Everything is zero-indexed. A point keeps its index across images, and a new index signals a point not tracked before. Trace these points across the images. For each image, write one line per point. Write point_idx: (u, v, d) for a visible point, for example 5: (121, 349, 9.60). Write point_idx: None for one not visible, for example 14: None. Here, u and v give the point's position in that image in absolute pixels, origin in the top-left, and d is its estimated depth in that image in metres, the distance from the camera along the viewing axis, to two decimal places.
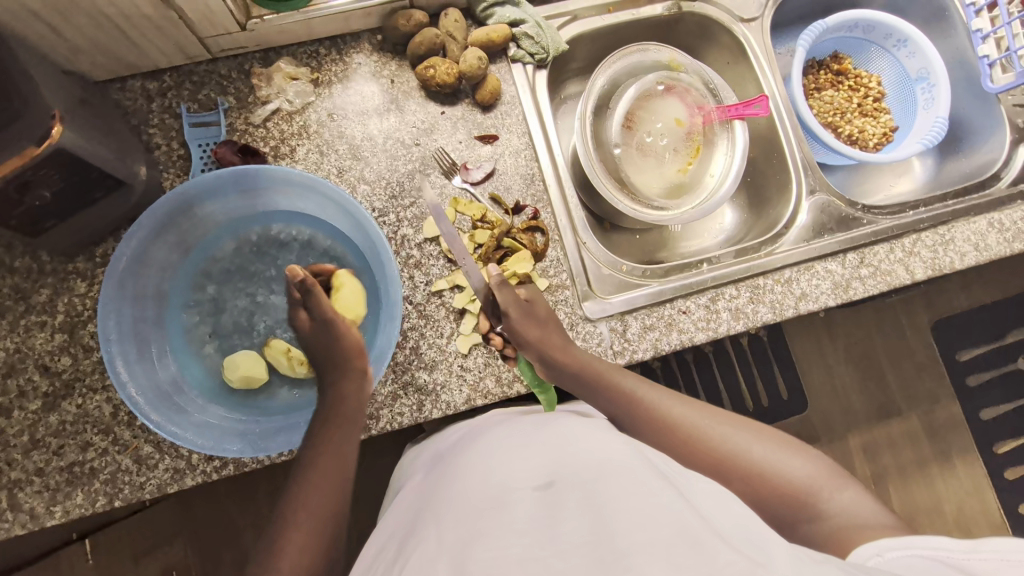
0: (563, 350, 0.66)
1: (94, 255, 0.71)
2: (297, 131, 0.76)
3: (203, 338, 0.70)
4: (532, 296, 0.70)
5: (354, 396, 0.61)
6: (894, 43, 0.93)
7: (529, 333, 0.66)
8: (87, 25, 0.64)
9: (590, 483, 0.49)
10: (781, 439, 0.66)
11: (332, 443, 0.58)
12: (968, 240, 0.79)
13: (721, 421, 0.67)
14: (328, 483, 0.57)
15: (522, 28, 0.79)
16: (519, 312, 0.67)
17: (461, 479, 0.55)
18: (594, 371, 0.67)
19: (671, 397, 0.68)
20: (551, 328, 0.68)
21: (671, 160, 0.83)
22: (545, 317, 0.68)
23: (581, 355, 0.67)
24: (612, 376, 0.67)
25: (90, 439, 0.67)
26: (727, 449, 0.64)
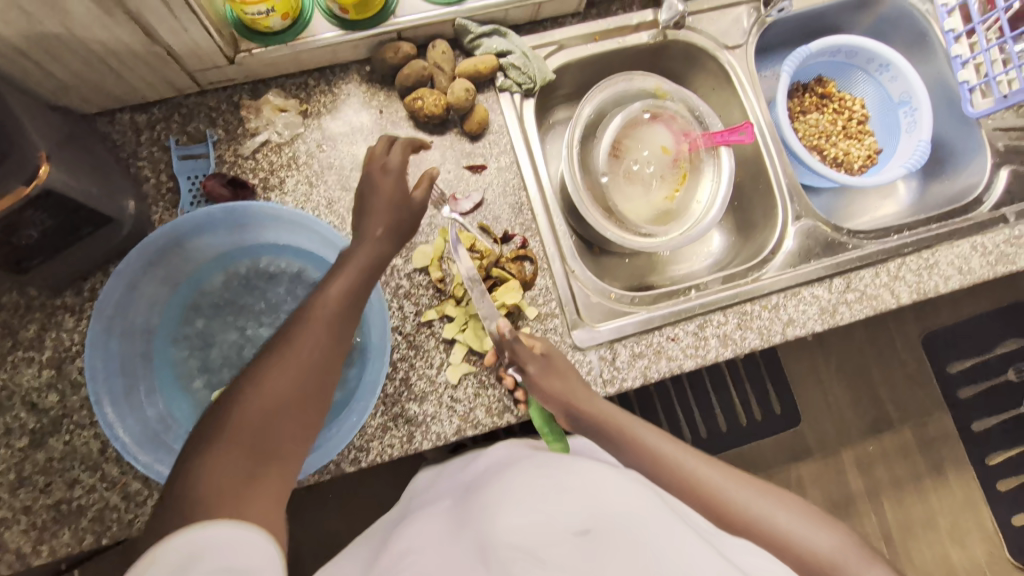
0: (586, 400, 0.69)
1: (82, 290, 0.71)
2: (285, 163, 0.76)
3: (192, 372, 0.69)
4: (548, 350, 0.70)
5: (364, 265, 0.58)
6: (877, 67, 0.94)
7: (552, 388, 0.67)
8: (75, 63, 0.64)
9: (623, 529, 0.50)
10: (797, 501, 0.68)
11: (331, 303, 0.55)
12: (952, 264, 0.80)
13: (752, 489, 0.68)
14: (324, 350, 0.53)
15: (508, 59, 0.79)
16: (537, 367, 0.68)
17: (495, 486, 0.59)
18: (613, 423, 0.70)
19: (691, 453, 0.70)
20: (569, 378, 0.69)
21: (658, 188, 0.84)
22: (563, 370, 0.69)
23: (602, 407, 0.70)
24: (630, 429, 0.70)
25: (77, 476, 0.66)
26: (747, 511, 0.65)
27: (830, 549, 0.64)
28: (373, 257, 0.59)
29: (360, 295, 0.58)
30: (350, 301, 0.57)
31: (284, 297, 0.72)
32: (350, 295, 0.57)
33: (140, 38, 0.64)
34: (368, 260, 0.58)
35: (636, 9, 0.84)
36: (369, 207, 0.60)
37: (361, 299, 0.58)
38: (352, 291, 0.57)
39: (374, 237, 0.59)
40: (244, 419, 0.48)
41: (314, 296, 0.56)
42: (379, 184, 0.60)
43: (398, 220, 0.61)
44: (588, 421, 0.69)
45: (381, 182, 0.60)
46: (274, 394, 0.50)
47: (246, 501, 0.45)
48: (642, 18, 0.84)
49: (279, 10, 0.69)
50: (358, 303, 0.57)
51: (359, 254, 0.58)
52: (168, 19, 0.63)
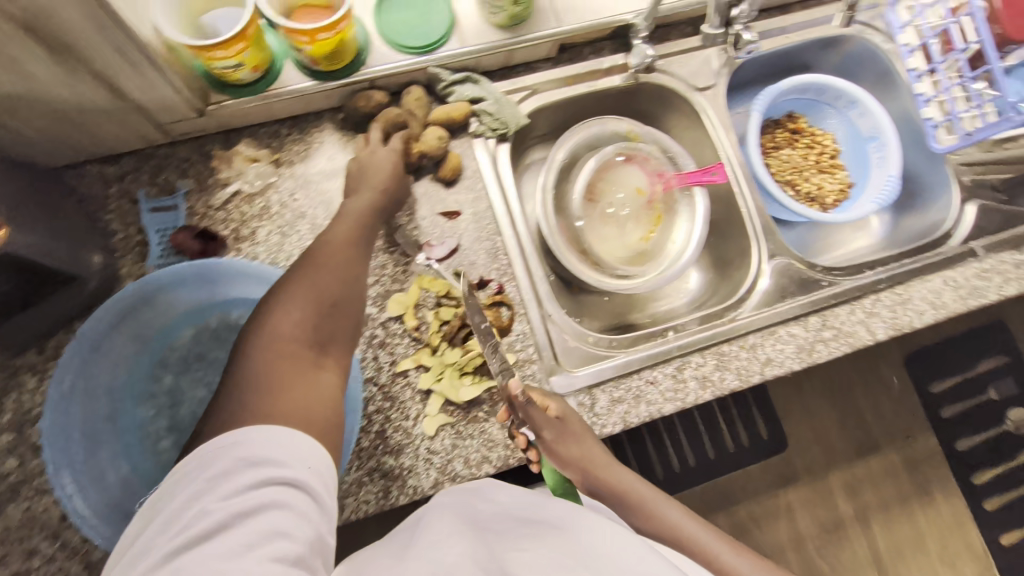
0: (604, 468, 0.66)
1: (45, 348, 0.69)
2: (258, 213, 0.76)
3: (158, 433, 0.67)
4: (564, 412, 0.68)
5: (369, 203, 0.66)
6: (845, 104, 0.96)
7: (568, 453, 0.65)
8: (39, 121, 0.64)
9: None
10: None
11: (340, 233, 0.63)
12: (925, 299, 0.81)
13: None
14: (341, 271, 0.59)
15: (481, 105, 0.80)
16: (553, 432, 0.66)
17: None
18: (632, 496, 0.67)
19: (716, 538, 0.66)
20: (587, 441, 0.67)
21: (633, 229, 0.84)
22: (579, 432, 0.67)
23: (625, 481, 0.68)
24: (652, 508, 0.67)
25: (36, 545, 0.64)
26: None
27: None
28: (375, 195, 0.67)
29: (366, 225, 0.65)
30: (358, 231, 0.64)
31: None
32: (358, 224, 0.64)
33: (106, 94, 0.63)
34: (371, 198, 0.67)
35: (607, 53, 0.85)
36: (370, 163, 0.69)
37: (368, 229, 0.65)
38: (358, 222, 0.65)
39: (376, 181, 0.68)
40: (284, 332, 0.53)
41: (327, 230, 0.63)
42: (371, 157, 0.70)
43: (392, 171, 0.70)
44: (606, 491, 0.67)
45: (386, 153, 0.70)
46: (307, 298, 0.55)
47: (301, 400, 0.50)
48: (613, 62, 0.85)
49: (249, 64, 0.69)
50: (366, 232, 0.65)
51: (363, 191, 0.67)
52: (134, 76, 0.62)
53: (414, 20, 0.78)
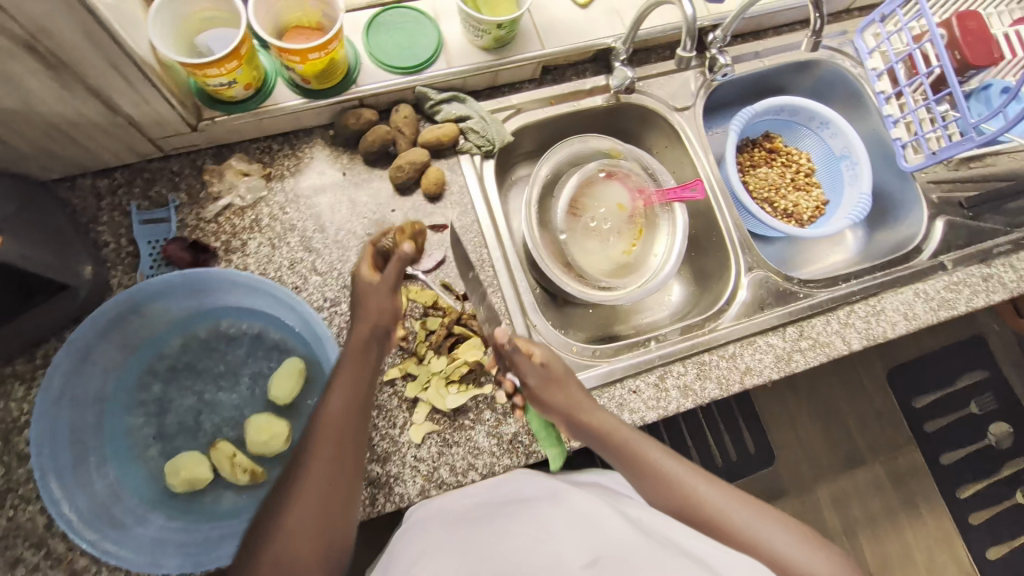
0: (588, 410, 0.67)
1: (34, 357, 0.70)
2: (248, 225, 0.77)
3: (146, 441, 0.67)
4: (548, 358, 0.69)
5: (364, 367, 0.61)
6: (818, 125, 1.00)
7: (551, 400, 0.67)
8: (35, 136, 0.65)
9: (634, 560, 0.50)
10: (797, 527, 0.63)
11: (337, 414, 0.58)
12: (897, 310, 0.84)
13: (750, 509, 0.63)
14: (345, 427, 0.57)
15: (467, 123, 0.83)
16: (536, 379, 0.68)
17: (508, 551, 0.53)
18: (617, 436, 0.67)
19: (696, 473, 0.66)
20: (571, 387, 0.68)
21: (615, 242, 0.87)
22: (562, 378, 0.68)
23: (614, 425, 0.67)
24: (639, 449, 0.66)
25: (20, 554, 0.65)
26: (750, 542, 0.60)
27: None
28: (370, 363, 0.62)
29: (362, 397, 0.60)
30: (356, 404, 0.59)
31: (244, 359, 0.72)
32: (354, 403, 0.59)
33: (100, 109, 0.65)
34: (364, 359, 0.61)
35: (589, 75, 0.89)
36: (368, 321, 0.61)
37: (365, 402, 0.60)
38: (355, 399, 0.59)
39: (362, 342, 0.61)
40: (293, 519, 0.53)
41: (319, 412, 0.58)
42: (366, 294, 0.62)
43: (380, 330, 0.62)
44: (591, 431, 0.67)
45: (376, 302, 0.61)
46: (315, 474, 0.55)
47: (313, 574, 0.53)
48: (595, 83, 0.89)
49: (241, 82, 0.71)
50: (363, 409, 0.60)
51: (353, 359, 0.60)
52: (128, 91, 0.64)
53: (403, 41, 0.80)
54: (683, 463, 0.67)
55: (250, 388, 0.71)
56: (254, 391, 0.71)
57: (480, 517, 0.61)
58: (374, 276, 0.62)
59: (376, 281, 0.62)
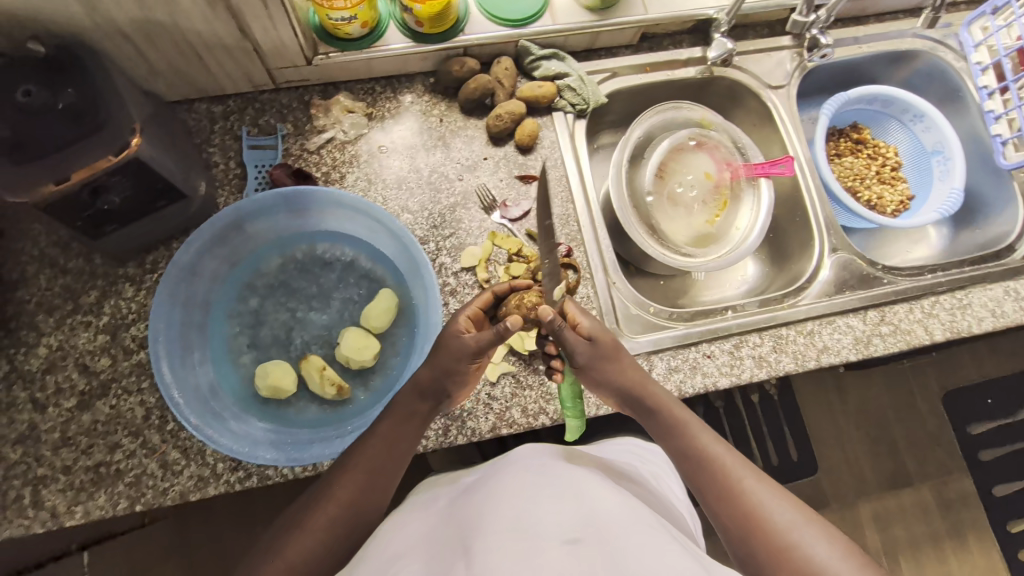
0: (642, 387, 0.67)
1: (143, 262, 0.75)
2: (347, 160, 0.80)
3: (241, 348, 0.72)
4: (594, 331, 0.67)
5: (415, 421, 0.64)
6: (911, 118, 0.98)
7: (602, 377, 0.67)
8: (171, 52, 0.70)
9: (618, 548, 0.45)
10: (838, 538, 0.58)
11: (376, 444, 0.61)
12: (985, 305, 0.82)
13: (792, 510, 0.60)
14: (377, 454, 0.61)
15: (565, 81, 0.84)
16: (586, 358, 0.65)
17: (490, 511, 0.50)
18: (674, 419, 0.67)
19: (747, 467, 0.64)
20: (622, 361, 0.67)
21: (699, 211, 0.87)
22: (613, 353, 0.67)
23: (674, 408, 0.67)
24: (694, 432, 0.66)
25: (119, 440, 0.69)
26: (785, 540, 0.58)
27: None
28: (417, 415, 0.64)
29: (403, 443, 0.63)
30: (394, 443, 0.62)
31: (336, 284, 0.76)
32: (390, 446, 0.62)
33: (233, 31, 0.69)
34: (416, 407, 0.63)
35: (686, 46, 0.90)
36: (438, 374, 0.63)
37: (402, 449, 0.63)
38: (393, 442, 0.62)
39: (421, 390, 0.63)
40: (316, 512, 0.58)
41: (356, 450, 0.61)
42: (445, 349, 0.63)
43: (438, 387, 0.63)
44: (646, 408, 0.68)
45: (448, 362, 0.62)
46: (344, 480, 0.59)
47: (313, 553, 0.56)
48: (691, 55, 0.89)
49: (360, 19, 0.74)
50: (401, 453, 0.62)
51: (399, 407, 0.63)
52: (263, 17, 0.68)
53: None
54: (733, 454, 0.65)
55: (340, 310, 0.75)
56: (343, 314, 0.75)
57: (478, 487, 0.57)
58: (462, 332, 0.64)
59: (463, 337, 0.63)
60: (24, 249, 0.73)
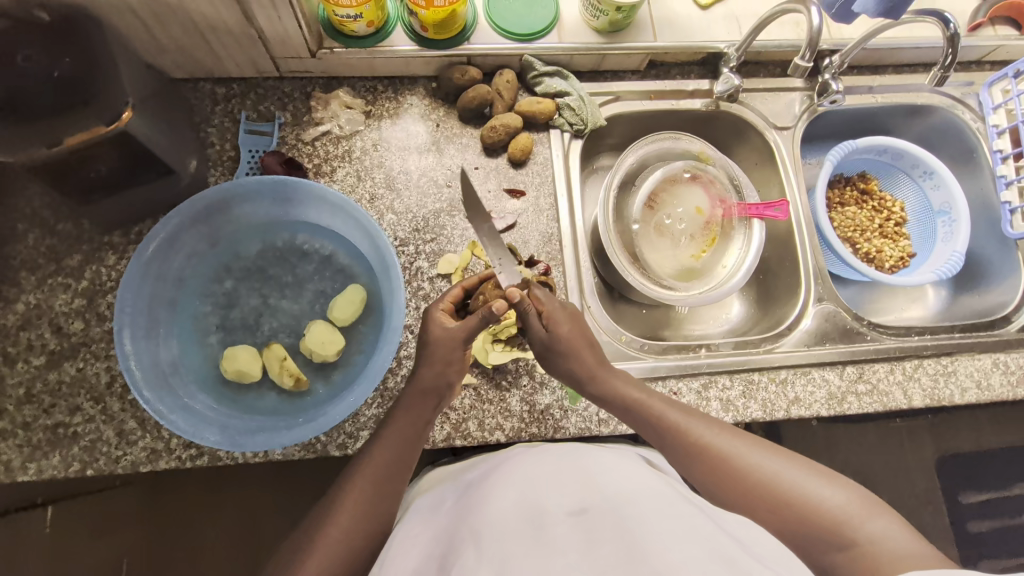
0: (595, 374, 0.66)
1: (129, 232, 0.76)
2: (340, 155, 0.81)
3: (208, 328, 0.73)
4: (556, 314, 0.66)
5: (422, 420, 0.63)
6: (920, 174, 0.95)
7: (558, 363, 0.66)
8: (178, 33, 0.71)
9: (624, 513, 0.48)
10: (797, 458, 0.62)
11: (383, 458, 0.60)
12: (971, 376, 0.79)
13: (751, 445, 0.62)
14: (388, 467, 0.60)
15: (565, 99, 0.84)
16: (545, 344, 0.66)
17: (494, 501, 0.53)
18: (625, 397, 0.65)
19: (701, 421, 0.64)
20: (579, 348, 0.66)
21: (685, 245, 0.86)
22: (571, 343, 0.66)
23: (623, 387, 0.66)
24: (648, 405, 0.65)
25: (79, 403, 0.70)
26: (757, 477, 0.60)
27: (838, 505, 0.57)
28: (421, 422, 0.62)
29: (406, 456, 0.62)
30: (397, 456, 0.61)
31: (311, 275, 0.76)
32: (393, 461, 0.61)
33: (238, 18, 0.70)
34: (417, 414, 0.62)
35: (694, 77, 0.89)
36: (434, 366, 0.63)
37: (405, 462, 0.62)
38: (396, 456, 0.61)
39: (424, 389, 0.63)
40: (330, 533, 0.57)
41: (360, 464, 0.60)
42: (438, 343, 0.63)
43: (441, 384, 0.63)
44: (599, 392, 0.66)
45: (446, 354, 0.63)
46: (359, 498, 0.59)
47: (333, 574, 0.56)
48: (698, 87, 0.89)
49: (366, 18, 0.75)
50: (403, 467, 0.61)
51: (404, 418, 0.62)
52: (267, 6, 0.68)
53: (521, 9, 0.83)
54: (687, 411, 0.66)
55: (311, 302, 0.75)
56: (314, 307, 0.75)
57: (480, 481, 0.60)
58: (446, 323, 0.64)
59: (449, 330, 0.63)
60: (16, 206, 0.75)
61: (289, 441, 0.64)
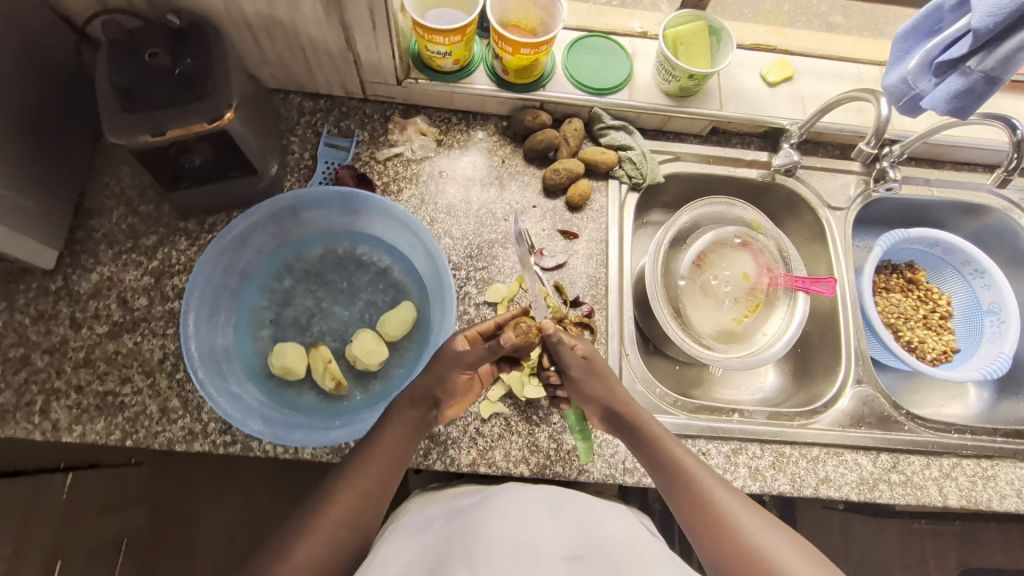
0: (626, 405, 0.67)
1: (204, 222, 0.81)
2: (407, 177, 0.85)
3: (263, 322, 0.76)
4: (590, 353, 0.68)
5: (415, 425, 0.64)
6: (971, 271, 0.95)
7: (592, 390, 0.67)
8: (283, 47, 0.78)
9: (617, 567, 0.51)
10: (798, 541, 0.59)
11: (383, 453, 0.62)
12: (1011, 483, 0.79)
13: (758, 515, 0.60)
14: (385, 463, 0.62)
15: (628, 153, 0.87)
16: (579, 371, 0.67)
17: (489, 527, 0.55)
18: (651, 433, 0.65)
19: (715, 478, 0.63)
20: (613, 382, 0.67)
21: (728, 308, 0.88)
22: (604, 373, 0.67)
23: (652, 425, 0.66)
24: (670, 447, 0.64)
25: (131, 375, 0.73)
26: (753, 544, 0.57)
27: None
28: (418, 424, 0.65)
29: (403, 454, 0.63)
30: (384, 465, 0.62)
31: (365, 285, 0.79)
32: (393, 458, 0.62)
33: (340, 41, 0.76)
34: (408, 423, 0.64)
35: (753, 148, 0.92)
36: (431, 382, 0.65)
37: (402, 460, 0.63)
38: (386, 467, 0.62)
39: (414, 397, 0.65)
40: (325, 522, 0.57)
41: (350, 467, 0.61)
42: (441, 360, 0.65)
43: (432, 395, 0.65)
44: (625, 426, 0.66)
45: (442, 371, 0.65)
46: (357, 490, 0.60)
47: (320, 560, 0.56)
48: (757, 158, 0.91)
49: (454, 56, 0.80)
50: (399, 466, 0.63)
51: (395, 427, 0.63)
52: (369, 36, 0.74)
53: (597, 65, 0.88)
54: (704, 465, 0.64)
55: (362, 311, 0.78)
56: (363, 315, 0.78)
57: (471, 506, 0.61)
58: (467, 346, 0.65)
59: (461, 350, 0.64)
60: (108, 185, 0.81)
61: (325, 442, 0.66)
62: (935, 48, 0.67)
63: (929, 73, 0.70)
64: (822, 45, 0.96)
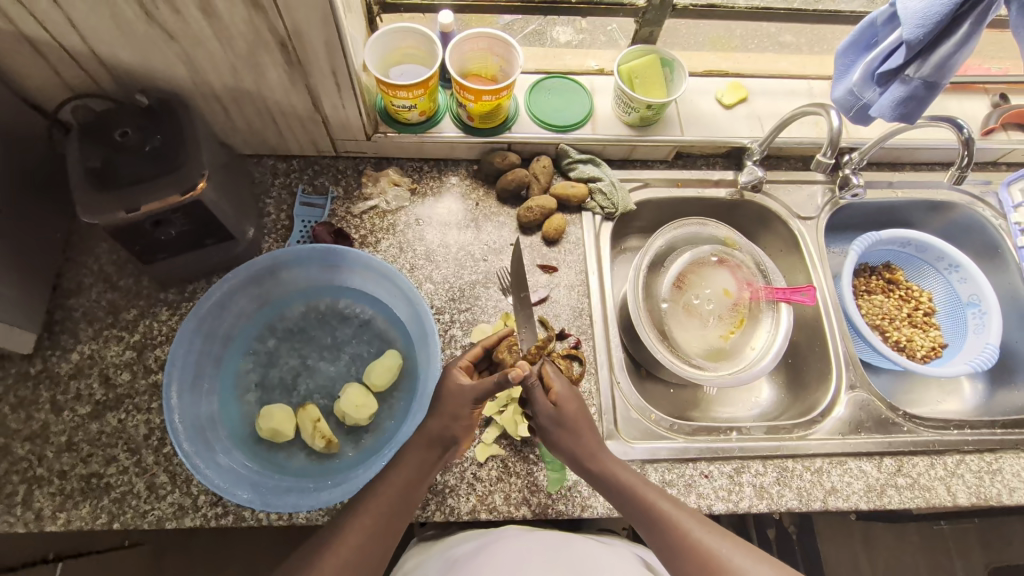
0: (592, 453, 0.64)
1: (184, 290, 0.81)
2: (385, 228, 0.87)
3: (248, 385, 0.75)
4: (563, 398, 0.66)
5: (423, 472, 0.62)
6: (946, 266, 0.97)
7: (559, 438, 0.65)
8: (252, 115, 0.80)
9: None
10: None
11: (392, 495, 0.60)
12: (1018, 475, 0.78)
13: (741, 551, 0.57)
14: (391, 508, 0.60)
15: (598, 185, 0.89)
16: (546, 419, 0.66)
17: None
18: (619, 479, 0.64)
19: (693, 517, 0.61)
20: (580, 429, 0.65)
21: (713, 325, 0.88)
22: (577, 422, 0.65)
23: (621, 473, 0.64)
24: (645, 495, 0.62)
25: (116, 454, 0.71)
26: None
27: None
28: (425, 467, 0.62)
29: (411, 496, 0.61)
30: (385, 522, 0.59)
31: (349, 338, 0.79)
32: (403, 500, 0.60)
33: (307, 104, 0.78)
34: (411, 480, 0.61)
35: (719, 168, 0.95)
36: (442, 421, 0.63)
37: (411, 503, 0.61)
38: (392, 510, 0.60)
39: (430, 439, 0.62)
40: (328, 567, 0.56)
41: (343, 535, 0.58)
42: (448, 397, 0.64)
43: (447, 436, 0.63)
44: (596, 475, 0.64)
45: (456, 408, 0.63)
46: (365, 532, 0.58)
47: None
48: (723, 177, 0.94)
49: (419, 108, 0.82)
50: (408, 508, 0.61)
51: (397, 482, 0.60)
52: (335, 97, 0.77)
53: (559, 104, 0.91)
54: (681, 505, 0.62)
55: (348, 365, 0.78)
56: (350, 368, 0.78)
57: (468, 558, 0.64)
58: (462, 380, 0.64)
59: (464, 386, 0.64)
60: (85, 264, 0.81)
61: (319, 504, 0.64)
62: (874, 60, 0.70)
63: (872, 84, 0.73)
64: (771, 65, 1.00)
